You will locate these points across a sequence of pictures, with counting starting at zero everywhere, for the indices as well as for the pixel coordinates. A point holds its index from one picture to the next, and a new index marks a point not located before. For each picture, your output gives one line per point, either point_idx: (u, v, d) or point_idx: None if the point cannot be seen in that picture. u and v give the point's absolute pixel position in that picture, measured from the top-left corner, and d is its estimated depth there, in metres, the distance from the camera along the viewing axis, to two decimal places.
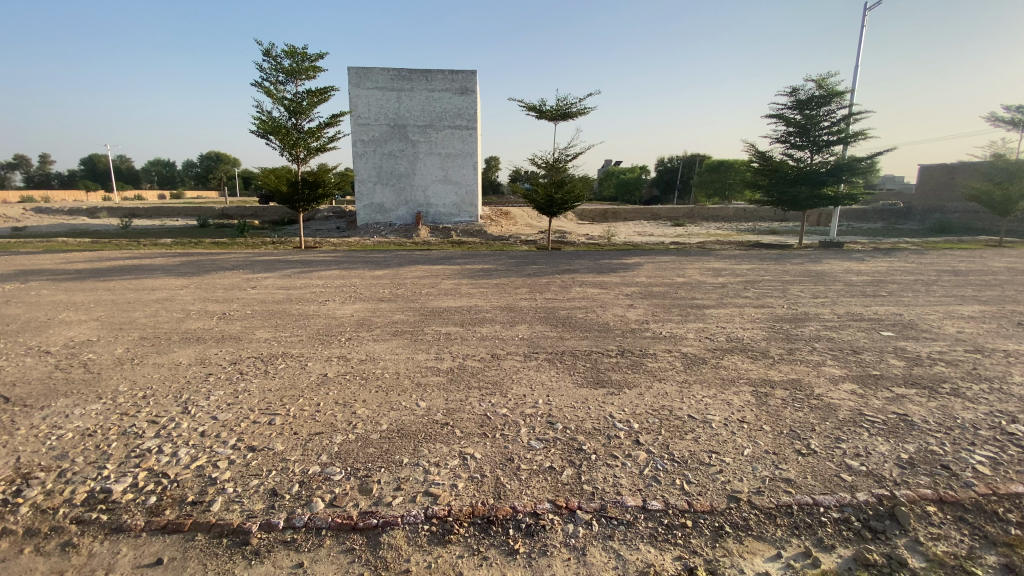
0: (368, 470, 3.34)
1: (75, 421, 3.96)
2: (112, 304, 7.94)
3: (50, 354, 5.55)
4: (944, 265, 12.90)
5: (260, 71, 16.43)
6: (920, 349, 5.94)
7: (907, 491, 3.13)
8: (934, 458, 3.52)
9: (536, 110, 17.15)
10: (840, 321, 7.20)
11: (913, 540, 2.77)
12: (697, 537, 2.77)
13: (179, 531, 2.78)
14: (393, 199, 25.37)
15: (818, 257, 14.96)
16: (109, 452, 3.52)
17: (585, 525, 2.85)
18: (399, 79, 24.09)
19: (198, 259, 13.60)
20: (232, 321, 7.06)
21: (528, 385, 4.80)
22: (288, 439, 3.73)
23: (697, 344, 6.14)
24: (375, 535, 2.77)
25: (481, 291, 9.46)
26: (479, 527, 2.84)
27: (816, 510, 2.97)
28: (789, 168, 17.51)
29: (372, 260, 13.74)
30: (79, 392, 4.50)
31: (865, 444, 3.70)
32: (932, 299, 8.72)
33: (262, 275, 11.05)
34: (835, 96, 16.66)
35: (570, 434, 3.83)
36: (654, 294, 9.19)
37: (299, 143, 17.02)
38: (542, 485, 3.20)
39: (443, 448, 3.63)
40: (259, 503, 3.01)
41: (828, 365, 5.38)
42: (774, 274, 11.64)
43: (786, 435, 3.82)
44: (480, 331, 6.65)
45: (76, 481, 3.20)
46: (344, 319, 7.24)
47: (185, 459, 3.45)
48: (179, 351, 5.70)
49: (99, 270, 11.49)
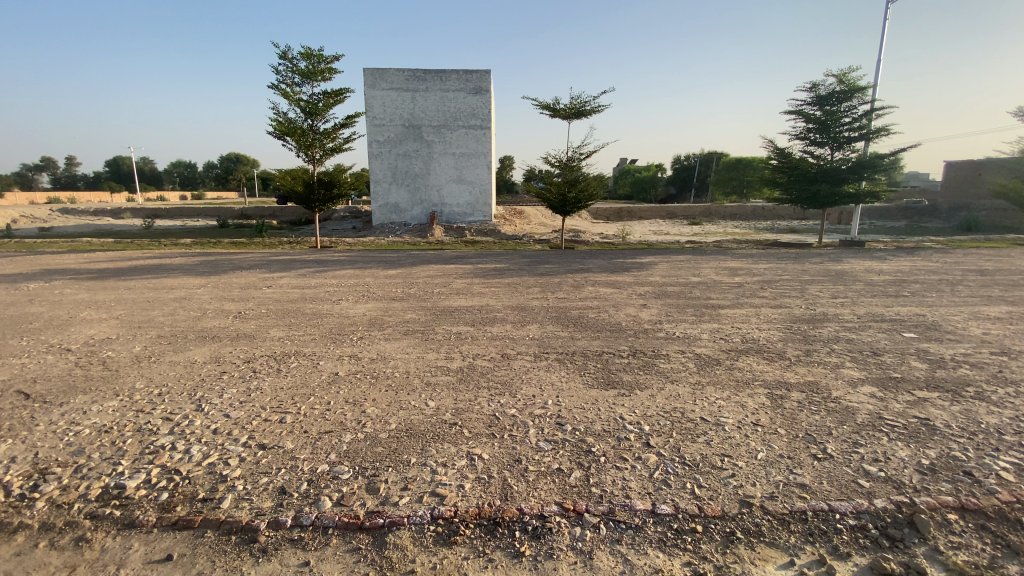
0: (376, 469, 3.35)
1: (92, 418, 4.06)
2: (131, 303, 8.13)
3: (71, 351, 5.72)
4: (971, 264, 12.45)
5: (276, 74, 16.75)
6: (943, 351, 5.73)
7: (927, 498, 3.02)
8: (956, 464, 3.38)
9: (549, 108, 17.11)
10: (860, 322, 7.00)
11: (933, 549, 2.66)
12: (708, 543, 2.71)
13: (189, 528, 2.83)
14: (408, 199, 25.53)
15: (839, 256, 14.58)
16: (124, 448, 3.60)
17: (591, 528, 2.81)
18: (414, 79, 24.31)
19: (216, 259, 13.88)
20: (247, 320, 7.19)
21: (538, 385, 4.76)
22: (298, 438, 3.76)
23: (710, 345, 6.01)
24: (381, 534, 2.77)
25: (493, 290, 9.43)
26: (486, 528, 2.82)
27: (831, 516, 2.87)
28: (809, 165, 17.10)
29: (385, 260, 13.81)
30: (97, 390, 4.62)
31: (884, 449, 3.58)
32: (958, 300, 8.43)
33: (277, 274, 11.24)
34: (857, 91, 16.27)
35: (579, 436, 3.79)
36: (668, 294, 9.03)
37: (315, 144, 17.24)
38: (549, 486, 3.17)
39: (451, 448, 3.62)
40: (267, 500, 3.04)
41: (847, 367, 5.22)
42: (792, 274, 11.36)
43: (801, 439, 3.72)
44: (490, 331, 6.62)
45: (92, 477, 3.27)
46: (357, 318, 7.31)
47: (197, 456, 3.51)
48: (195, 349, 5.81)
49: (122, 269, 11.79)
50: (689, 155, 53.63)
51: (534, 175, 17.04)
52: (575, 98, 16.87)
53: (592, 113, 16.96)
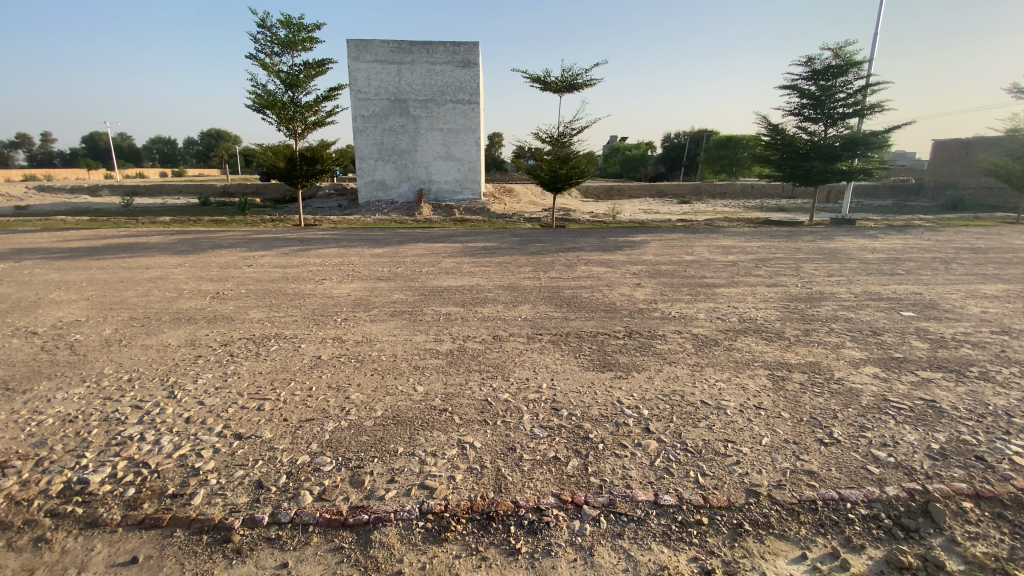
0: (361, 460, 3.13)
1: (57, 406, 3.77)
2: (103, 283, 7.71)
3: (38, 334, 5.35)
4: (963, 243, 12.44)
5: (254, 43, 15.87)
6: (944, 330, 5.62)
7: (941, 486, 2.93)
8: (968, 449, 3.29)
9: (541, 81, 16.52)
10: (857, 301, 6.90)
11: (949, 541, 2.58)
12: (713, 536, 2.57)
13: (157, 527, 2.60)
14: (394, 176, 24.79)
15: (832, 234, 14.49)
16: (90, 439, 3.33)
17: (591, 522, 2.64)
18: (400, 51, 23.35)
19: (195, 237, 13.32)
20: (226, 300, 6.84)
21: (531, 368, 4.57)
22: (277, 427, 3.52)
23: (707, 325, 5.84)
24: (366, 532, 2.58)
25: (483, 270, 9.11)
26: (478, 523, 2.64)
27: (842, 506, 2.77)
28: (801, 142, 16.89)
29: (372, 238, 13.39)
30: (64, 375, 4.31)
31: (891, 433, 3.47)
32: (953, 278, 8.37)
33: (259, 253, 10.79)
34: (852, 66, 15.97)
35: (576, 421, 3.61)
36: (662, 273, 8.80)
37: (296, 118, 16.46)
38: (545, 477, 2.98)
39: (441, 436, 3.41)
40: (243, 495, 2.82)
41: (848, 347, 5.10)
42: (785, 252, 11.23)
43: (806, 423, 3.59)
44: (481, 312, 6.37)
45: (54, 471, 3.01)
46: (341, 299, 7.00)
47: (168, 448, 3.25)
48: (169, 332, 5.48)
49: (95, 248, 11.23)
50: (681, 133, 53.09)
51: (524, 151, 16.49)
52: (566, 71, 16.29)
53: (584, 87, 16.43)
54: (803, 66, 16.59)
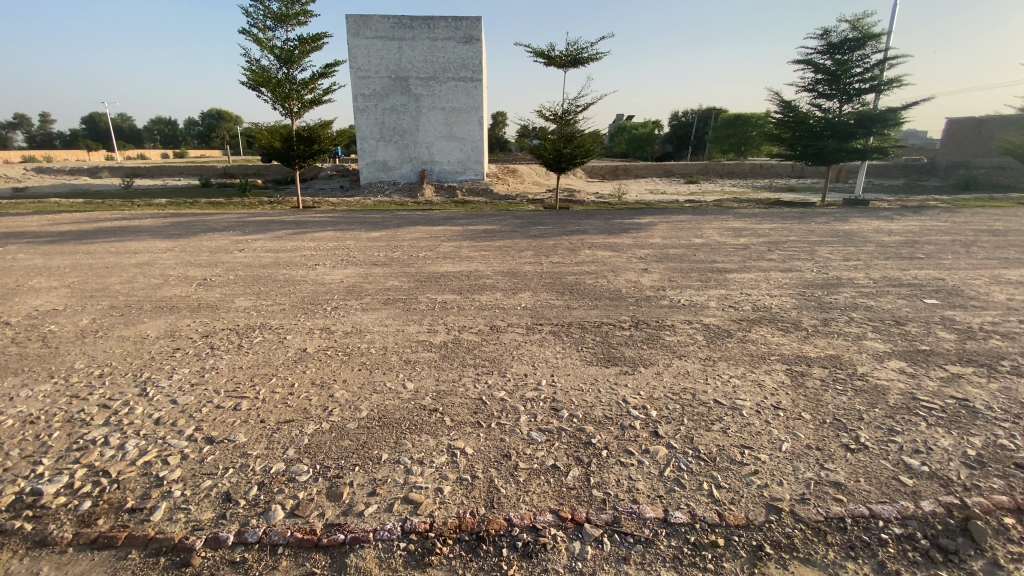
0: (341, 469, 2.85)
1: (18, 405, 3.50)
2: (88, 269, 7.41)
3: (9, 325, 5.08)
4: (982, 224, 11.92)
5: (246, 16, 15.19)
6: (970, 319, 5.26)
7: (980, 499, 2.62)
8: (1006, 455, 2.96)
9: (544, 56, 15.81)
10: (877, 287, 6.50)
11: (991, 564, 2.28)
12: (731, 561, 2.28)
13: (110, 548, 2.33)
14: (396, 156, 24.17)
15: (846, 215, 13.94)
16: (48, 444, 3.06)
17: (593, 543, 2.36)
18: (400, 26, 22.51)
19: (188, 220, 12.97)
20: (212, 288, 6.53)
21: (530, 362, 4.24)
22: (253, 430, 3.24)
23: (719, 315, 5.49)
24: (341, 555, 2.30)
25: (483, 254, 8.75)
26: (467, 545, 2.36)
27: (874, 524, 2.47)
28: (815, 119, 16.19)
29: (370, 221, 12.99)
30: (30, 370, 4.05)
31: (923, 437, 3.15)
32: (975, 262, 7.94)
33: (252, 236, 10.44)
34: (871, 39, 15.17)
35: (577, 424, 3.30)
36: (670, 257, 8.40)
37: (291, 95, 15.87)
38: (543, 489, 2.70)
39: (430, 441, 3.12)
40: (208, 511, 2.54)
41: (870, 339, 4.74)
42: (798, 234, 10.77)
43: (829, 426, 3.28)
44: (479, 300, 6.03)
45: (5, 480, 2.75)
46: (333, 286, 6.67)
47: (132, 454, 2.98)
48: (148, 322, 5.19)
49: (86, 231, 10.95)
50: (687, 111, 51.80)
51: (527, 130, 15.88)
52: (571, 44, 15.55)
53: (590, 61, 15.71)
54: (818, 39, 15.79)
